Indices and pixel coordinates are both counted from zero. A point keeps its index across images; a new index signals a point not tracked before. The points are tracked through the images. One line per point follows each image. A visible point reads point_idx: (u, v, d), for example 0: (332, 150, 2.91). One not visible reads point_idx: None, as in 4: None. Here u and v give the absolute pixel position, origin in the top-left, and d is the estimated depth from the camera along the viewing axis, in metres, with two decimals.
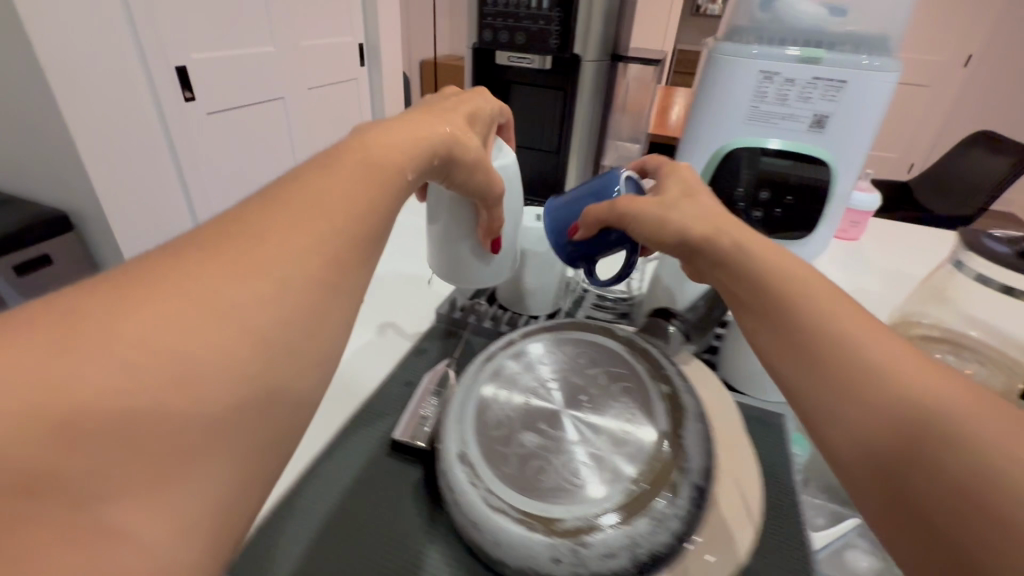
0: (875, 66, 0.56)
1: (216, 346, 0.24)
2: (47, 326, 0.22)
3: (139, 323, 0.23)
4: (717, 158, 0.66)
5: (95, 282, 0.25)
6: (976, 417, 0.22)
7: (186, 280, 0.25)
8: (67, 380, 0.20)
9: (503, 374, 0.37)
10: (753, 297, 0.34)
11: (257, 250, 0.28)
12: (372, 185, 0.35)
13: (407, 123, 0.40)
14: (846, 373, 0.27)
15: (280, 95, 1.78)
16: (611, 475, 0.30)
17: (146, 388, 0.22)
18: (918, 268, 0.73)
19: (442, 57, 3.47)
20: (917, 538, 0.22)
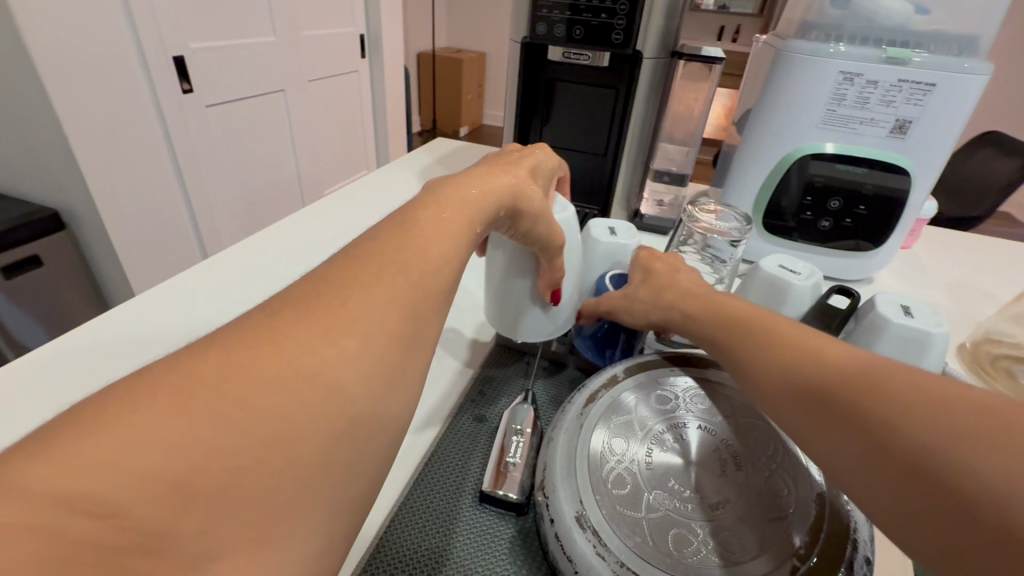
0: (967, 68, 0.52)
1: (328, 389, 0.20)
2: (151, 378, 0.18)
3: (247, 367, 0.19)
4: (783, 164, 0.63)
5: (186, 348, 0.20)
6: (907, 396, 0.22)
7: (276, 335, 0.21)
8: (180, 436, 0.17)
9: (615, 420, 0.33)
10: (717, 324, 0.34)
11: (352, 297, 0.23)
12: (457, 217, 0.31)
13: (477, 177, 0.36)
14: (798, 382, 0.27)
15: (280, 87, 1.70)
16: (768, 547, 0.27)
17: (261, 439, 0.18)
18: (981, 282, 0.69)
19: (441, 50, 3.37)
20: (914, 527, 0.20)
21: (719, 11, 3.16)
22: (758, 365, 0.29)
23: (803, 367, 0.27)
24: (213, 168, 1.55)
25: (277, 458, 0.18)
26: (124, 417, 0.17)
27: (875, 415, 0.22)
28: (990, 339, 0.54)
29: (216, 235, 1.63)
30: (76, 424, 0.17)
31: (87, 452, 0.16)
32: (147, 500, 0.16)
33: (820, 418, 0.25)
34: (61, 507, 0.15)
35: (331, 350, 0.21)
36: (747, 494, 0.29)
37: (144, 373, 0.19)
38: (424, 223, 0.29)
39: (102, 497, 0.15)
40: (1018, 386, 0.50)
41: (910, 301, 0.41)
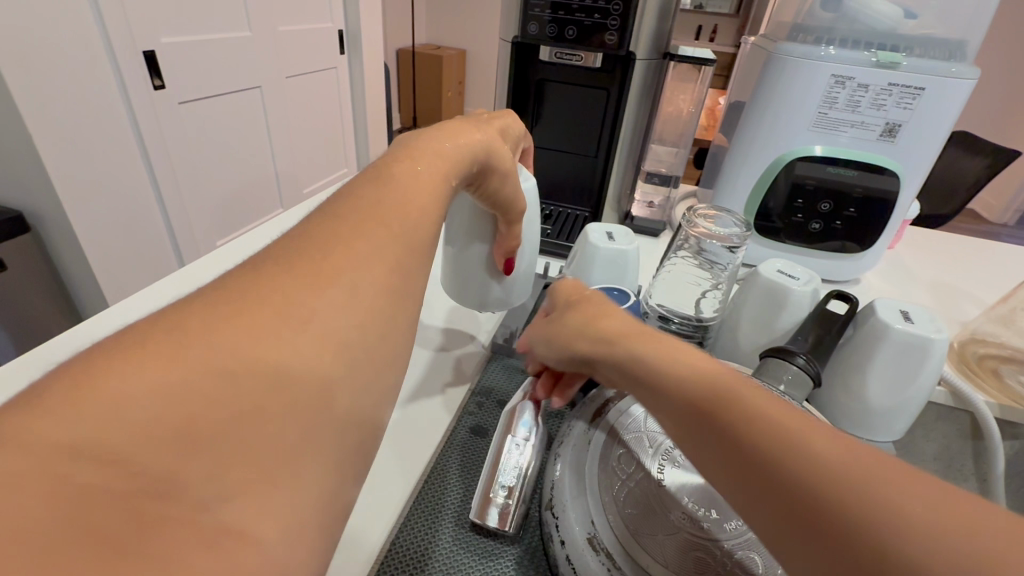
0: (955, 74, 0.53)
1: (322, 346, 0.21)
2: (148, 334, 0.18)
3: (244, 319, 0.20)
4: (774, 168, 0.63)
5: (181, 306, 0.20)
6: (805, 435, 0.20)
7: (267, 285, 0.22)
8: (181, 382, 0.17)
9: (621, 437, 0.32)
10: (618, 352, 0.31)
11: (322, 252, 0.24)
12: (429, 186, 0.31)
13: (443, 132, 0.36)
14: (717, 415, 0.23)
15: (257, 84, 1.65)
16: None
17: (260, 392, 0.19)
18: (960, 281, 0.70)
19: (422, 49, 3.33)
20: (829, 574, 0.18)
21: (697, 11, 3.18)
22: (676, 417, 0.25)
23: (709, 395, 0.24)
24: (187, 166, 1.49)
25: (276, 407, 0.19)
26: (124, 364, 0.17)
27: (775, 455, 0.20)
28: (977, 339, 0.55)
29: (190, 237, 1.57)
30: (68, 377, 0.16)
31: (90, 397, 0.16)
32: (152, 446, 0.16)
33: (726, 462, 0.22)
34: (65, 456, 0.15)
35: (322, 303, 0.22)
36: None
37: (139, 330, 0.19)
38: (403, 193, 0.29)
39: (104, 449, 0.15)
40: (1005, 385, 0.51)
41: (910, 307, 0.41)
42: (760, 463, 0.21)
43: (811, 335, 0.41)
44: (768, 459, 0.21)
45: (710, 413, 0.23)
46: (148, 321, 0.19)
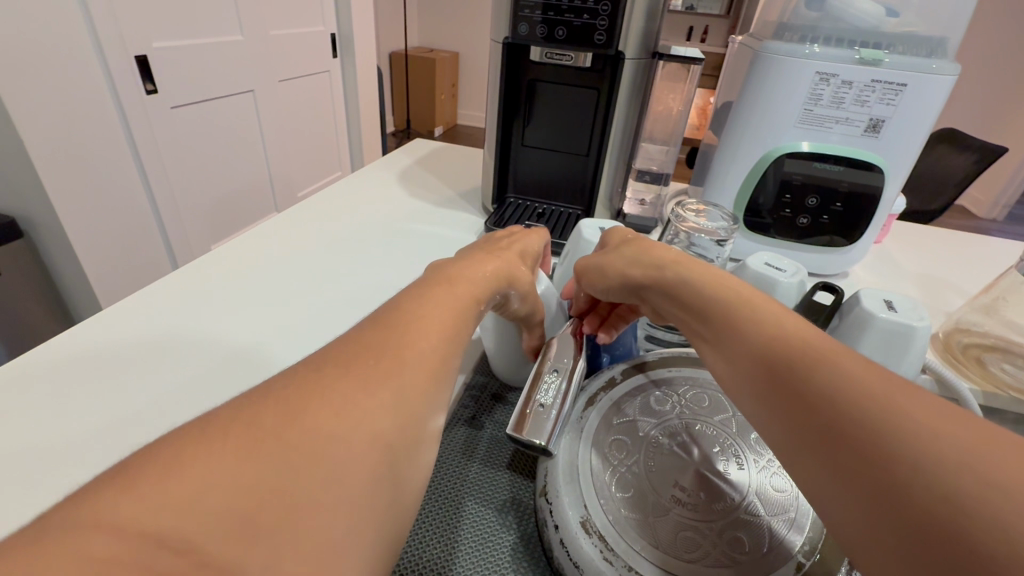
0: (936, 70, 0.54)
1: (368, 432, 0.23)
2: (222, 424, 0.21)
3: (302, 411, 0.22)
4: (762, 163, 0.64)
5: (250, 395, 0.23)
6: (869, 382, 0.23)
7: (328, 382, 0.24)
8: (245, 476, 0.20)
9: (616, 423, 0.33)
10: (681, 305, 0.35)
11: (377, 348, 0.26)
12: (465, 304, 0.32)
13: (481, 257, 0.38)
14: (783, 356, 0.26)
15: (250, 88, 1.65)
16: (777, 544, 0.27)
17: (316, 482, 0.21)
18: (947, 273, 0.71)
19: (413, 50, 3.34)
20: (871, 483, 0.21)
21: (688, 11, 3.21)
22: (720, 348, 0.30)
23: (772, 342, 0.27)
24: (181, 172, 1.49)
25: (327, 493, 0.21)
26: (204, 458, 0.20)
27: (834, 389, 0.23)
28: (961, 329, 0.57)
29: (185, 239, 1.57)
30: (148, 465, 0.19)
31: (168, 489, 0.19)
32: (207, 531, 0.18)
33: (789, 401, 0.25)
34: (144, 542, 0.17)
35: (370, 397, 0.24)
36: (756, 487, 0.29)
37: (213, 421, 0.21)
38: (446, 299, 0.31)
39: (177, 537, 0.18)
40: (991, 374, 0.52)
41: (892, 296, 0.42)
42: (821, 403, 0.23)
43: None
44: (832, 392, 0.23)
45: (776, 357, 0.27)
46: (217, 412, 0.22)
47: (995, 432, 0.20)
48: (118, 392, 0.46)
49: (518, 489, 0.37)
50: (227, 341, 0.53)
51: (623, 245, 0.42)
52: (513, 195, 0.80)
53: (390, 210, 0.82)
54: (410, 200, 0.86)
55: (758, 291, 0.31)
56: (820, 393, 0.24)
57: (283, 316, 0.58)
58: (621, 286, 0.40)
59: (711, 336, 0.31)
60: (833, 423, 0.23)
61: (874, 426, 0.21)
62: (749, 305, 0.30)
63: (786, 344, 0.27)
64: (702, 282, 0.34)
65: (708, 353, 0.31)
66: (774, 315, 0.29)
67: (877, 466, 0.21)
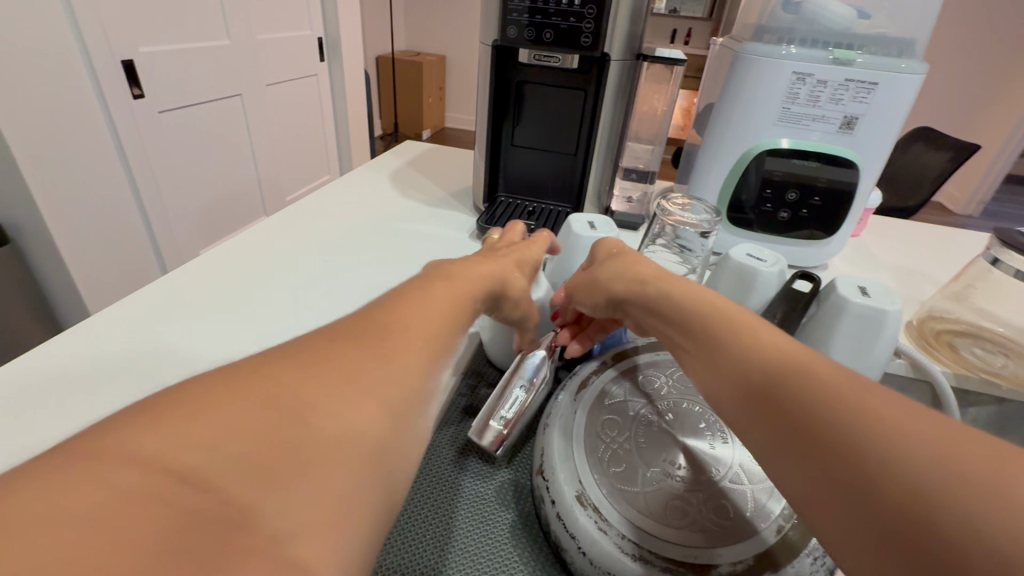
0: (905, 70, 0.57)
1: (368, 395, 0.24)
2: (221, 382, 0.22)
3: (301, 375, 0.24)
4: (744, 160, 0.66)
5: (249, 359, 0.24)
6: (844, 393, 0.24)
7: (327, 352, 0.25)
8: (256, 422, 0.21)
9: (606, 406, 0.35)
10: (666, 322, 0.36)
11: (383, 321, 0.28)
12: (464, 296, 0.34)
13: (476, 260, 0.40)
14: (762, 372, 0.28)
15: (238, 92, 1.65)
16: (759, 508, 0.29)
17: (318, 439, 0.22)
18: (920, 265, 0.74)
19: (400, 55, 3.35)
20: (845, 463, 0.22)
21: (671, 15, 3.25)
22: (703, 362, 0.31)
23: (751, 356, 0.29)
24: (169, 176, 1.48)
25: (328, 451, 0.22)
26: (204, 410, 0.21)
27: (816, 402, 0.24)
28: (935, 316, 0.59)
29: (171, 240, 1.55)
30: (163, 407, 0.20)
31: (172, 436, 0.19)
32: (210, 478, 0.19)
33: (771, 416, 0.26)
34: (148, 484, 0.18)
35: (368, 366, 0.25)
36: (737, 460, 0.31)
37: (225, 372, 0.23)
38: (443, 292, 0.33)
39: (183, 482, 0.18)
40: (961, 356, 0.54)
41: (866, 282, 0.44)
42: (800, 412, 0.25)
43: (778, 311, 0.46)
44: (811, 399, 0.25)
45: (756, 378, 0.28)
46: (216, 372, 0.23)
47: (964, 430, 0.21)
48: (120, 392, 0.47)
49: (515, 471, 0.39)
50: (223, 342, 0.54)
51: (611, 258, 0.44)
52: (504, 194, 0.81)
53: (382, 210, 0.83)
54: (402, 200, 0.87)
55: (735, 308, 0.33)
56: (798, 409, 0.25)
57: (278, 315, 0.59)
58: (604, 301, 0.42)
59: (694, 354, 0.33)
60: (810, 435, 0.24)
61: (846, 433, 0.23)
62: (723, 316, 0.32)
63: (766, 363, 0.28)
64: (685, 298, 0.35)
65: (693, 370, 0.32)
66: (754, 331, 0.30)
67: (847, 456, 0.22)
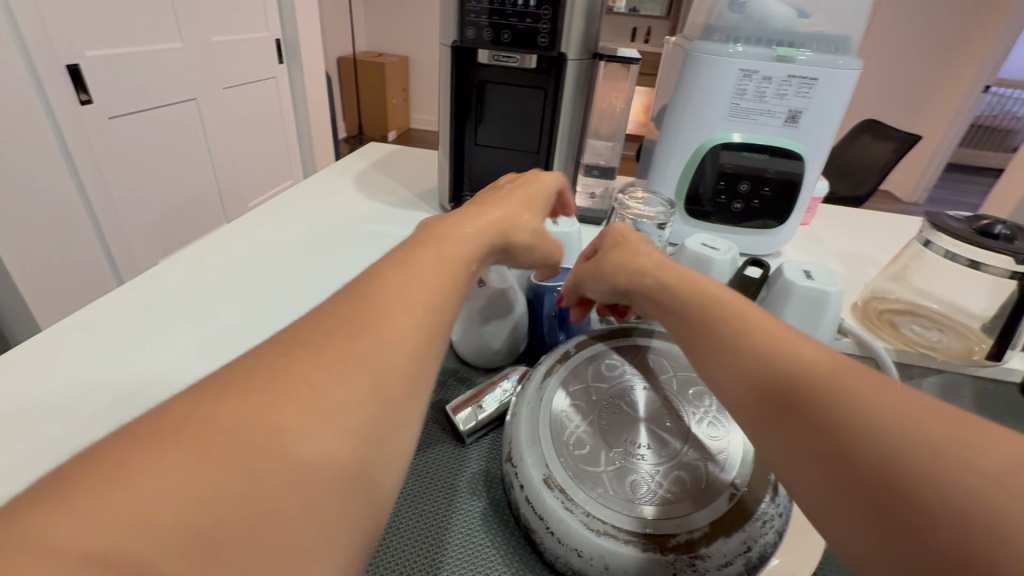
0: (842, 66, 0.61)
1: (345, 430, 0.23)
2: (171, 427, 0.20)
3: (266, 408, 0.22)
4: (698, 153, 0.69)
5: (205, 392, 0.22)
6: (875, 404, 0.23)
7: (298, 375, 0.23)
8: (206, 483, 0.19)
9: (572, 391, 0.36)
10: (682, 324, 0.34)
11: (348, 333, 0.25)
12: (450, 280, 0.31)
13: (470, 216, 0.38)
14: (788, 385, 0.26)
15: (193, 96, 1.61)
16: (711, 478, 0.31)
17: (281, 492, 0.20)
18: (865, 249, 0.79)
19: (362, 56, 3.32)
20: (865, 474, 0.22)
21: (629, 15, 3.32)
22: (723, 371, 0.30)
23: (777, 364, 0.27)
24: (122, 185, 1.43)
25: (294, 504, 0.20)
26: (151, 469, 0.19)
27: (842, 412, 0.23)
28: (877, 297, 0.63)
29: (127, 251, 1.50)
30: (105, 458, 0.19)
31: (118, 506, 0.18)
32: (147, 554, 0.17)
33: (794, 430, 0.25)
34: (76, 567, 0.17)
35: (347, 393, 0.23)
36: (692, 436, 0.33)
37: (169, 418, 0.21)
38: (429, 265, 0.31)
39: (115, 560, 0.17)
40: (900, 333, 0.58)
41: (811, 266, 0.47)
42: (826, 423, 0.24)
43: None
44: (840, 408, 0.23)
45: (781, 390, 0.26)
46: (169, 414, 0.21)
47: (1013, 441, 0.20)
48: (77, 414, 0.45)
49: (487, 461, 0.40)
50: (187, 355, 0.53)
51: (619, 251, 0.42)
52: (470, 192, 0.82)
53: (348, 214, 0.83)
54: (367, 201, 0.87)
55: (756, 310, 0.31)
56: (822, 420, 0.24)
57: (243, 324, 0.58)
58: (610, 291, 0.42)
59: (713, 358, 0.31)
60: (836, 451, 0.23)
61: (881, 446, 0.22)
62: (743, 320, 0.30)
63: (797, 373, 0.26)
64: (701, 301, 0.34)
65: (714, 379, 0.30)
66: (777, 335, 0.28)
67: (875, 470, 0.22)
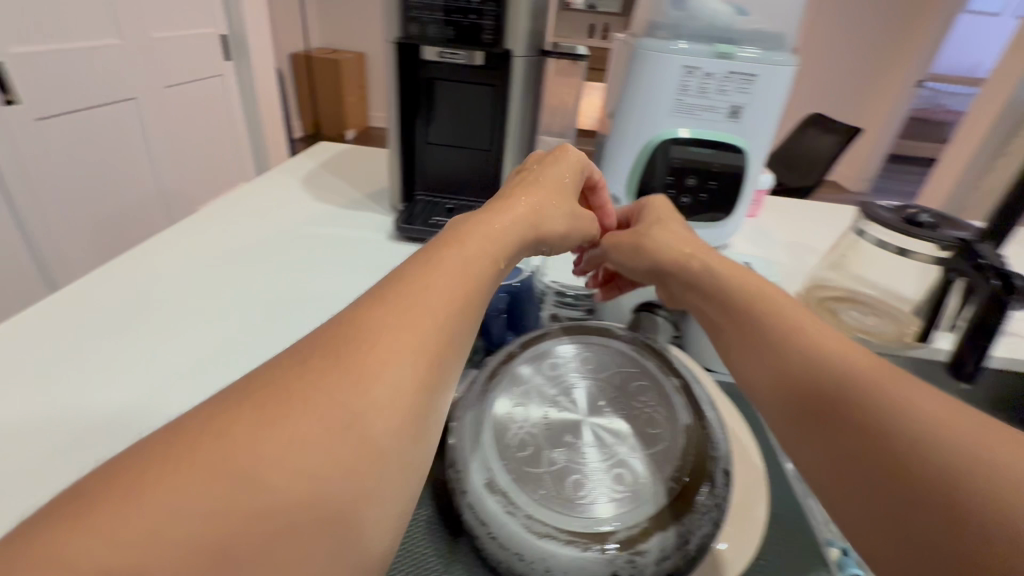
0: (778, 62, 0.63)
1: (368, 454, 0.23)
2: (184, 445, 0.21)
3: (288, 427, 0.22)
4: (645, 147, 0.70)
5: (223, 404, 0.23)
6: (919, 411, 0.26)
7: (316, 392, 0.24)
8: (227, 502, 0.20)
9: (516, 391, 0.36)
10: (743, 325, 0.38)
11: (364, 346, 0.26)
12: (469, 288, 0.31)
13: (499, 211, 0.39)
14: (840, 391, 0.30)
15: (132, 95, 1.53)
16: (650, 473, 0.32)
17: (297, 510, 0.21)
18: (809, 239, 0.82)
19: (317, 51, 3.22)
20: (897, 474, 0.25)
21: (589, 10, 3.34)
22: (781, 372, 0.33)
23: (835, 371, 0.31)
24: (56, 191, 1.35)
25: (311, 524, 0.21)
26: (164, 484, 0.20)
27: (885, 417, 0.27)
28: (818, 285, 0.65)
29: (63, 259, 1.41)
30: (121, 472, 0.20)
31: (132, 523, 0.19)
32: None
33: (839, 429, 0.29)
34: None
35: (378, 416, 0.24)
36: (633, 432, 0.34)
37: (178, 435, 0.22)
38: (447, 279, 0.30)
39: None
40: (839, 320, 0.60)
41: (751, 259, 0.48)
42: (869, 426, 0.27)
43: None
44: (884, 411, 0.27)
45: (831, 394, 0.30)
46: (186, 428, 0.22)
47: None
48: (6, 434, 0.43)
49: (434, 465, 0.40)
50: (124, 367, 0.51)
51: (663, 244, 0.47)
52: (422, 192, 0.80)
53: (299, 215, 0.81)
54: (316, 203, 0.84)
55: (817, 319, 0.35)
56: (864, 425, 0.27)
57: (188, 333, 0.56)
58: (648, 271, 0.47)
59: (773, 360, 0.34)
60: (875, 448, 0.26)
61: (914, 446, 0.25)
62: (814, 335, 0.34)
63: (847, 379, 0.30)
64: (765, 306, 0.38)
65: (772, 381, 0.34)
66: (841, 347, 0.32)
67: (906, 469, 0.25)
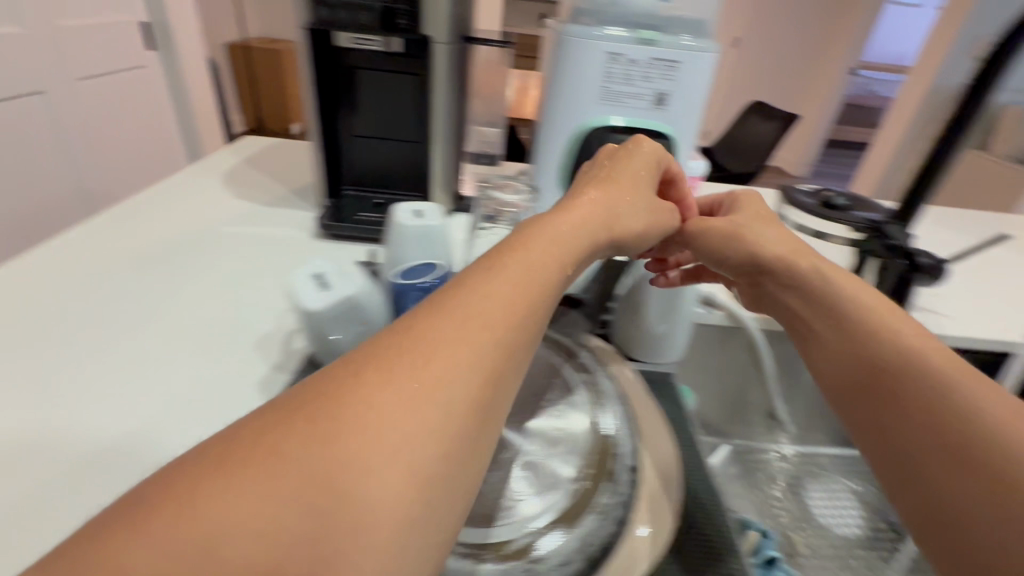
0: (698, 49, 0.62)
1: (410, 476, 0.22)
2: (235, 450, 0.21)
3: (331, 437, 0.21)
4: (575, 135, 0.68)
5: (271, 410, 0.22)
6: (993, 409, 0.30)
7: (369, 405, 0.22)
8: (281, 518, 0.20)
9: None
10: (830, 324, 0.40)
11: (421, 358, 0.24)
12: (530, 294, 0.29)
13: (563, 209, 0.36)
14: (916, 388, 0.34)
15: (38, 88, 1.40)
16: (555, 477, 0.33)
17: (323, 535, 0.20)
18: None
19: (254, 40, 3.06)
20: (971, 468, 0.29)
21: None
22: (867, 371, 0.37)
23: (914, 373, 0.34)
24: None
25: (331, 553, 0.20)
26: (212, 492, 0.19)
27: (965, 413, 0.31)
28: None
29: None
30: (183, 474, 0.20)
31: (186, 527, 0.19)
32: None
33: (918, 425, 0.33)
34: None
35: (415, 431, 0.23)
36: (540, 439, 0.35)
37: (225, 441, 0.21)
38: (504, 285, 0.28)
39: None
40: None
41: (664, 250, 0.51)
42: (951, 422, 0.31)
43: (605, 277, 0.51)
44: (960, 409, 0.31)
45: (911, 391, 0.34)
46: (240, 433, 0.22)
47: None
48: None
49: None
50: (0, 388, 0.46)
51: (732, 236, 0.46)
52: (349, 186, 0.77)
53: (217, 213, 0.75)
54: (235, 200, 0.79)
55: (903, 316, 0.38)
56: (943, 420, 0.32)
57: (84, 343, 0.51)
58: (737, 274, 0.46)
59: (866, 359, 0.37)
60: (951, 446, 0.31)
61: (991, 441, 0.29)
62: (898, 333, 0.37)
63: (921, 378, 0.34)
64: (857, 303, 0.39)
65: (864, 380, 0.37)
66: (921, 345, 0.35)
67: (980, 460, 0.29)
